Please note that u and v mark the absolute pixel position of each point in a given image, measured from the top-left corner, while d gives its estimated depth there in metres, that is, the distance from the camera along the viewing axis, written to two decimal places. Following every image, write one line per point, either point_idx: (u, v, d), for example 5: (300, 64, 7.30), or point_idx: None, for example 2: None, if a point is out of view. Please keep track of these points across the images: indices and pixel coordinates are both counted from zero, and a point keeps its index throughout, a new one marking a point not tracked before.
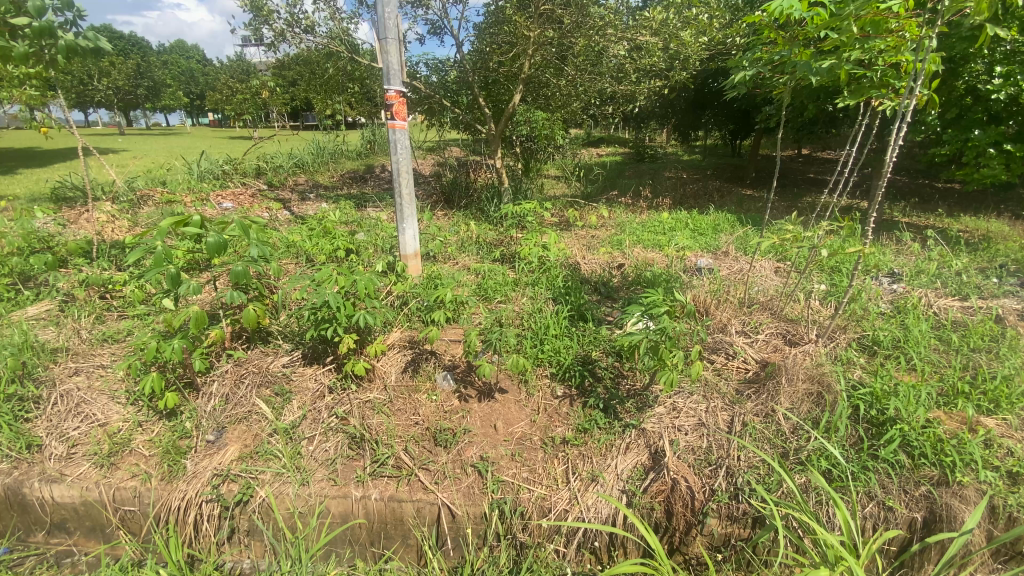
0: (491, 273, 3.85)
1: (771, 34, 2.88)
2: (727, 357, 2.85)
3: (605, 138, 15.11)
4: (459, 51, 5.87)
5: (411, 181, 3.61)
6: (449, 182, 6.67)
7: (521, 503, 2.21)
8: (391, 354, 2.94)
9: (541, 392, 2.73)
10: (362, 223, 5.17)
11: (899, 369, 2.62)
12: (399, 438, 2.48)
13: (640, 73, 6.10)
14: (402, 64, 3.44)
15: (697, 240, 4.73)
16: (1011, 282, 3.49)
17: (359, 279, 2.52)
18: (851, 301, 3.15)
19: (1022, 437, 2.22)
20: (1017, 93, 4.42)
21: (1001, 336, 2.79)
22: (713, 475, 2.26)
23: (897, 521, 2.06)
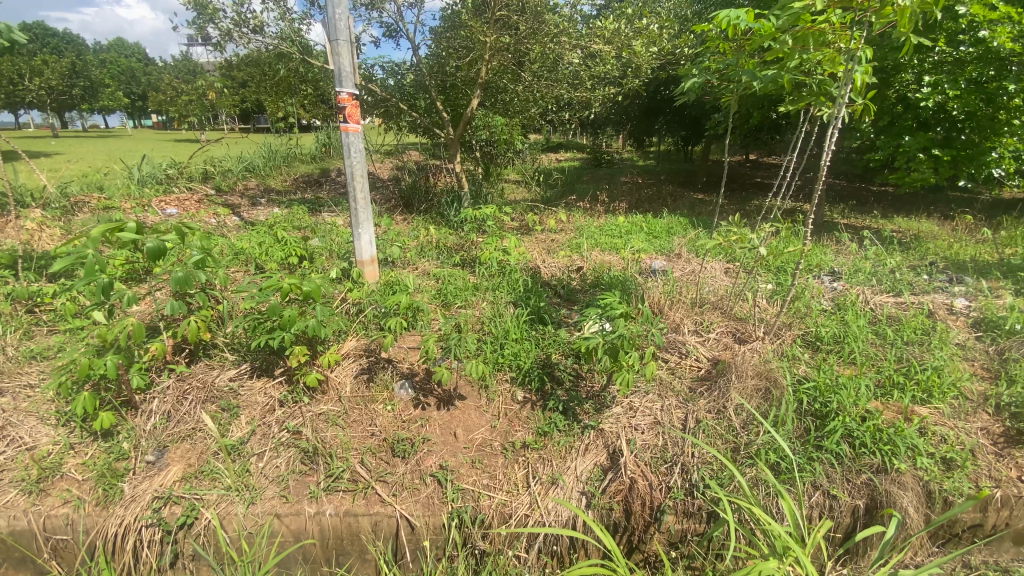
0: (451, 279, 3.81)
1: (717, 45, 2.99)
2: (681, 356, 2.93)
3: (564, 144, 15.36)
4: (415, 54, 5.81)
5: (366, 186, 3.53)
6: (408, 187, 6.59)
7: (481, 511, 2.18)
8: (345, 364, 2.85)
9: (501, 397, 2.71)
10: (316, 228, 5.02)
11: (840, 362, 2.76)
12: (355, 451, 2.41)
13: (595, 81, 6.23)
14: (355, 66, 3.37)
15: (652, 243, 4.84)
16: (939, 279, 3.74)
17: (309, 286, 2.43)
18: (796, 300, 3.30)
19: (953, 424, 2.39)
20: (943, 102, 4.77)
21: (931, 329, 2.98)
22: (669, 472, 2.30)
23: (841, 509, 2.16)
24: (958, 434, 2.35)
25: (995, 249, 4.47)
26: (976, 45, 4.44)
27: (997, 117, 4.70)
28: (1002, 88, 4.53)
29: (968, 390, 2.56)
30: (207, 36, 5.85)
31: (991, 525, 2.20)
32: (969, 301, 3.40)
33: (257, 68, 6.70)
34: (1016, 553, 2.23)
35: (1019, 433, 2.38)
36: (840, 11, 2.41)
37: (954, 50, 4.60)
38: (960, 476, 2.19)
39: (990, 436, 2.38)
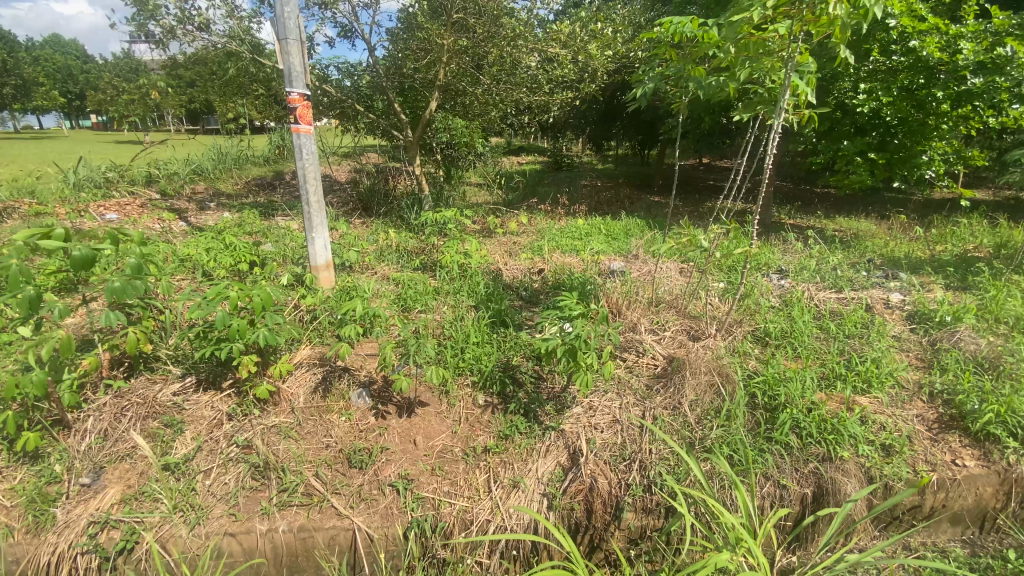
0: (411, 283, 3.74)
1: (668, 52, 3.06)
2: (638, 354, 2.98)
3: (525, 147, 15.48)
4: (371, 55, 5.71)
5: (320, 189, 3.42)
6: (367, 190, 6.45)
7: (442, 518, 2.15)
8: (299, 374, 2.74)
9: (463, 402, 2.67)
10: (268, 233, 4.84)
11: (788, 357, 2.88)
12: (310, 463, 2.32)
13: (554, 85, 6.30)
14: (306, 66, 3.26)
15: (611, 245, 4.92)
16: (877, 275, 3.97)
17: (256, 294, 2.32)
18: (746, 297, 3.42)
19: (891, 412, 2.53)
20: (878, 108, 5.04)
21: (870, 323, 3.15)
22: (628, 470, 2.33)
23: (791, 498, 2.24)
24: (896, 422, 2.49)
25: (925, 246, 4.78)
26: (906, 54, 4.77)
27: (927, 122, 4.95)
28: (931, 95, 4.81)
29: (904, 378, 2.72)
30: (149, 33, 5.56)
31: (929, 506, 2.31)
32: (904, 295, 3.62)
33: (204, 67, 6.41)
34: (951, 533, 2.35)
35: (949, 418, 2.55)
36: (780, 21, 2.53)
37: (887, 60, 4.93)
38: (899, 461, 2.31)
39: (925, 422, 2.53)
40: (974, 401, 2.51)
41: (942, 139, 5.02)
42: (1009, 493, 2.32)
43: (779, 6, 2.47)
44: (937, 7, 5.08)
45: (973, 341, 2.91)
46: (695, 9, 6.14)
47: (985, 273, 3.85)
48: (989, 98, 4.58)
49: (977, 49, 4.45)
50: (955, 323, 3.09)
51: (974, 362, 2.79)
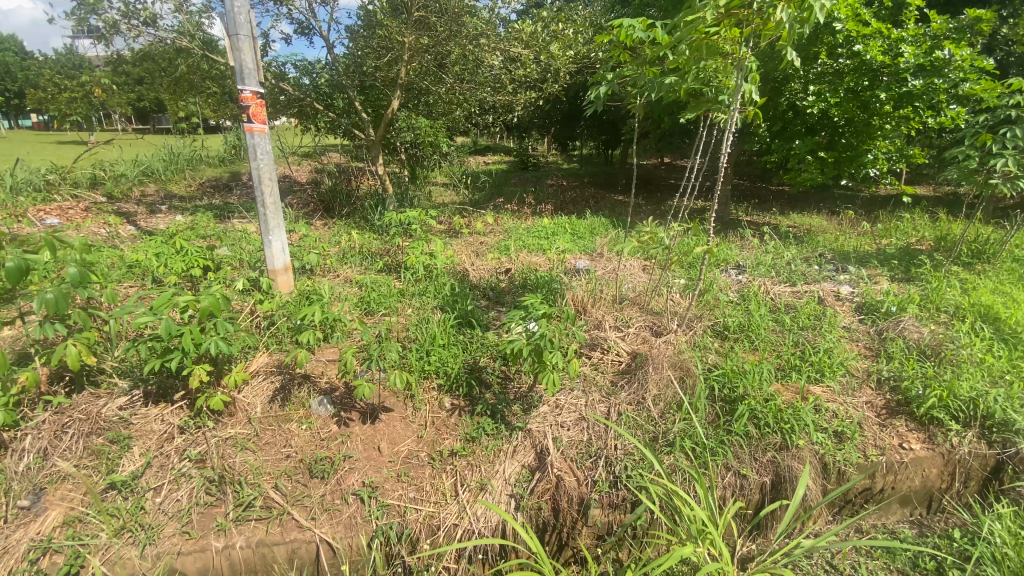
0: (374, 285, 3.66)
1: (624, 53, 3.10)
2: (603, 351, 3.01)
3: (492, 146, 15.49)
4: (330, 53, 5.57)
5: (275, 190, 3.31)
6: (328, 190, 6.29)
7: (408, 525, 2.11)
8: (256, 383, 2.64)
9: (429, 405, 2.63)
10: (224, 236, 4.66)
11: (745, 349, 2.96)
12: (268, 475, 2.24)
13: (516, 84, 6.30)
14: (259, 63, 3.15)
15: (576, 243, 4.97)
16: (828, 269, 4.14)
17: (206, 300, 2.21)
18: (706, 292, 3.50)
19: (842, 400, 2.64)
20: (826, 109, 5.25)
21: (822, 315, 3.28)
22: (594, 466, 2.35)
23: (751, 487, 2.30)
24: (847, 409, 2.59)
25: (872, 240, 5.01)
26: (852, 57, 4.99)
27: (871, 122, 5.19)
28: (875, 96, 5.05)
29: (854, 367, 2.85)
30: (90, 28, 5.26)
31: (880, 489, 2.41)
32: (853, 287, 3.78)
33: (151, 64, 6.10)
34: (901, 513, 2.45)
35: (896, 403, 2.67)
36: (729, 25, 2.60)
37: (834, 63, 5.14)
38: (851, 447, 2.41)
39: (874, 408, 2.65)
40: (919, 387, 2.64)
41: (884, 139, 5.28)
42: (952, 473, 2.45)
43: (729, 10, 2.54)
44: (879, 12, 5.37)
45: (916, 330, 3.07)
46: (653, 11, 6.27)
47: (926, 265, 4.06)
48: (928, 99, 4.90)
49: (917, 53, 4.79)
50: (899, 313, 3.25)
51: (918, 350, 2.94)
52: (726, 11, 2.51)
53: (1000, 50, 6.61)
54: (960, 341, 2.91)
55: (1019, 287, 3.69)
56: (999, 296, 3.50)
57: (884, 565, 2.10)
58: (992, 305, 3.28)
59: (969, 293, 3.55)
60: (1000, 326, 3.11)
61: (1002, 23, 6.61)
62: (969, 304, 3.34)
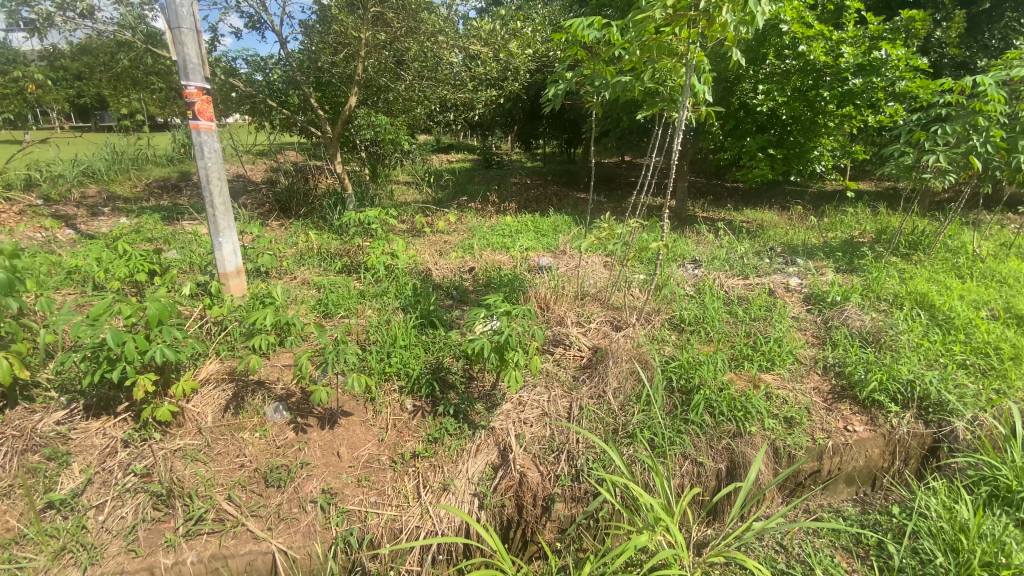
0: (333, 287, 3.57)
1: (579, 53, 3.13)
2: (565, 347, 3.04)
3: (455, 145, 15.38)
4: (282, 48, 5.39)
5: (225, 190, 3.18)
6: (284, 190, 6.09)
7: (369, 530, 2.08)
8: (206, 391, 2.53)
9: (390, 408, 2.58)
10: (172, 239, 4.45)
11: (701, 341, 3.05)
12: (221, 487, 2.15)
13: (477, 82, 6.26)
14: (204, 57, 3.00)
15: (540, 241, 5.00)
16: (779, 261, 4.31)
17: (150, 305, 2.10)
18: (664, 287, 3.58)
19: (791, 386, 2.76)
20: (775, 108, 5.45)
21: (773, 306, 3.41)
22: (556, 461, 2.38)
23: (707, 474, 2.37)
24: (796, 395, 2.71)
25: (819, 234, 5.24)
26: (797, 58, 5.18)
27: (817, 120, 5.42)
28: (820, 95, 5.28)
29: (802, 355, 2.98)
30: (20, 21, 4.91)
31: (827, 470, 2.52)
32: (801, 279, 3.94)
33: (90, 58, 5.76)
34: (847, 492, 2.57)
35: (841, 388, 2.81)
36: (679, 25, 2.65)
37: (781, 63, 5.33)
38: (800, 431, 2.51)
39: (821, 394, 2.77)
40: (861, 371, 2.78)
41: (829, 137, 5.52)
42: (893, 453, 2.58)
43: (678, 10, 2.59)
44: (822, 14, 5.62)
45: (858, 318, 3.24)
46: (610, 11, 6.36)
47: (868, 256, 4.28)
48: (868, 98, 5.15)
49: (856, 54, 5.04)
50: (844, 302, 3.42)
51: (860, 337, 3.10)
52: (674, 11, 2.56)
53: (934, 51, 7.02)
54: (898, 328, 3.08)
55: (951, 276, 3.94)
56: (934, 284, 3.73)
57: (830, 542, 2.21)
58: (926, 293, 3.48)
59: (907, 282, 3.76)
60: (934, 313, 3.31)
61: (935, 27, 7.02)
62: (907, 293, 3.55)
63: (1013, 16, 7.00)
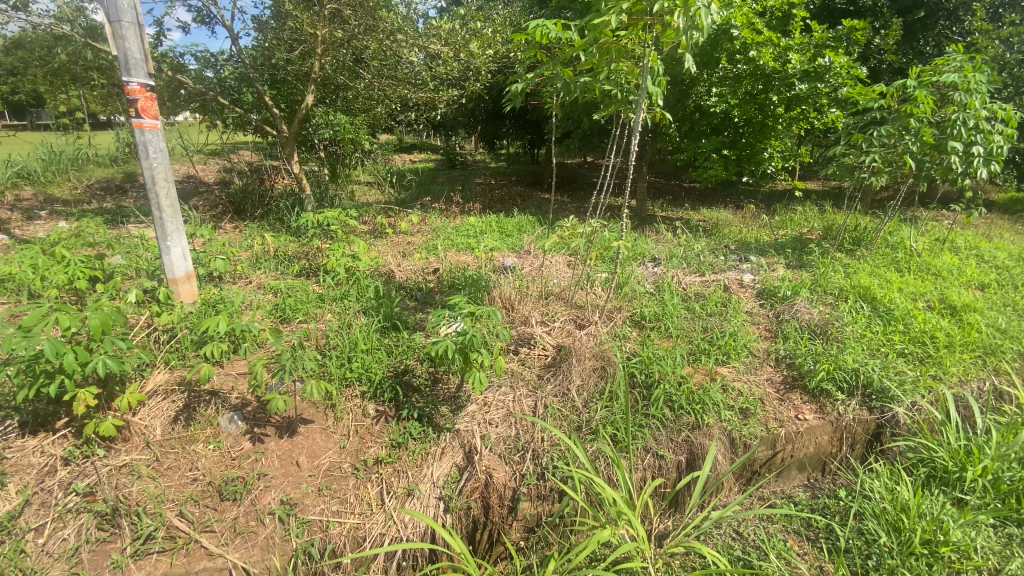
0: (290, 291, 3.47)
1: (538, 53, 3.15)
2: (529, 347, 3.06)
3: (418, 144, 15.25)
4: (234, 45, 5.20)
5: (173, 191, 3.05)
6: (238, 191, 5.87)
7: (331, 540, 2.03)
8: (153, 403, 2.40)
9: (351, 414, 2.53)
10: (116, 244, 4.21)
11: (661, 337, 3.13)
12: (172, 503, 2.06)
13: (438, 81, 6.20)
14: (148, 53, 2.86)
15: (504, 241, 5.01)
16: (734, 258, 4.47)
17: (90, 314, 1.97)
18: (625, 285, 3.66)
19: (745, 378, 2.87)
20: (727, 110, 5.63)
21: (727, 301, 3.54)
22: (521, 460, 2.39)
23: (668, 466, 2.44)
24: (750, 386, 2.82)
25: (771, 232, 5.47)
26: (748, 63, 5.38)
27: (767, 123, 5.65)
28: (769, 99, 5.50)
29: (756, 348, 3.11)
30: None
31: (780, 459, 2.62)
32: (754, 275, 4.10)
33: (23, 52, 5.39)
34: (799, 478, 2.68)
35: (792, 378, 2.94)
36: (635, 28, 2.73)
37: (733, 68, 5.53)
38: (754, 421, 2.61)
39: (774, 384, 2.90)
40: (810, 362, 2.92)
41: (777, 139, 5.75)
42: (840, 439, 2.71)
43: (635, 15, 2.66)
44: (771, 21, 5.86)
45: (807, 311, 3.39)
46: (570, 14, 6.44)
47: (815, 252, 4.50)
48: (813, 102, 5.41)
49: (802, 60, 5.28)
50: (793, 296, 3.58)
51: (809, 329, 3.25)
52: (630, 16, 2.63)
53: (873, 58, 7.42)
54: (843, 320, 3.26)
55: (891, 269, 4.19)
56: (875, 278, 3.95)
57: (782, 527, 2.31)
58: (868, 286, 3.69)
59: (851, 276, 3.97)
60: (876, 304, 3.51)
61: (873, 35, 7.45)
62: (851, 287, 3.74)
63: (945, 24, 7.52)
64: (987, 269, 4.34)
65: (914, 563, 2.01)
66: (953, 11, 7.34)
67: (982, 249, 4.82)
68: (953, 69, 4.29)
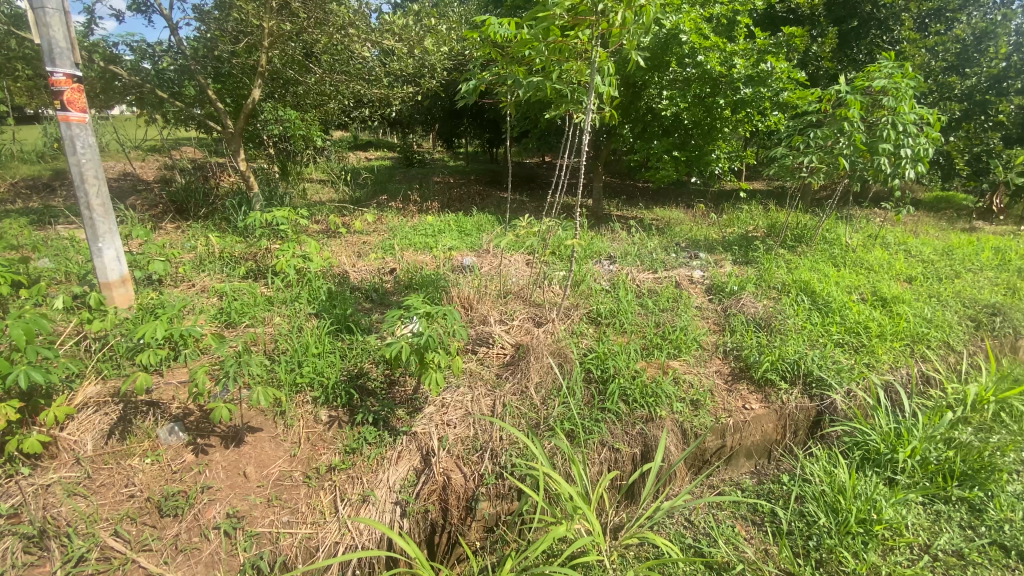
0: (236, 294, 3.31)
1: (490, 51, 3.15)
2: (488, 346, 3.06)
3: (374, 142, 14.96)
4: (173, 35, 4.93)
5: (104, 190, 2.85)
6: (181, 189, 5.56)
7: (282, 552, 1.96)
8: (83, 417, 2.25)
9: (303, 420, 2.45)
10: (42, 247, 3.91)
11: (616, 333, 3.20)
12: (106, 522, 1.93)
13: (392, 77, 6.08)
14: (74, 41, 2.66)
15: (463, 241, 4.98)
16: (686, 256, 4.61)
17: (11, 322, 1.82)
18: (582, 282, 3.71)
19: (695, 371, 2.97)
20: (678, 112, 5.79)
21: (679, 297, 3.65)
22: (479, 460, 2.38)
23: (623, 459, 2.50)
24: (700, 378, 2.92)
25: (719, 229, 5.68)
26: (696, 67, 5.55)
27: (715, 125, 5.86)
28: (717, 102, 5.70)
29: (705, 342, 3.22)
30: None
31: (729, 448, 2.72)
32: (704, 271, 4.25)
33: None
34: (746, 466, 2.80)
35: (739, 369, 3.06)
36: (583, 28, 2.76)
37: (683, 71, 5.67)
38: (704, 412, 2.70)
39: (722, 376, 3.01)
40: (755, 354, 3.05)
41: (724, 141, 5.98)
42: (784, 426, 2.84)
43: (581, 14, 2.69)
44: (716, 28, 6.10)
45: (752, 305, 3.54)
46: (525, 13, 6.46)
47: (760, 249, 4.71)
48: (757, 105, 5.64)
49: (746, 65, 5.50)
50: (740, 292, 3.73)
51: (754, 322, 3.40)
52: (578, 15, 2.66)
53: (812, 64, 7.81)
54: (785, 313, 3.42)
55: (828, 264, 4.44)
56: (815, 273, 4.17)
57: (731, 513, 2.40)
58: (808, 281, 3.89)
59: (793, 271, 4.18)
60: (815, 297, 3.70)
61: (811, 42, 7.87)
62: (793, 281, 3.94)
63: (876, 34, 7.96)
64: (914, 263, 4.66)
65: (851, 541, 2.15)
66: (884, 21, 7.83)
67: (909, 245, 5.18)
68: (883, 76, 4.56)
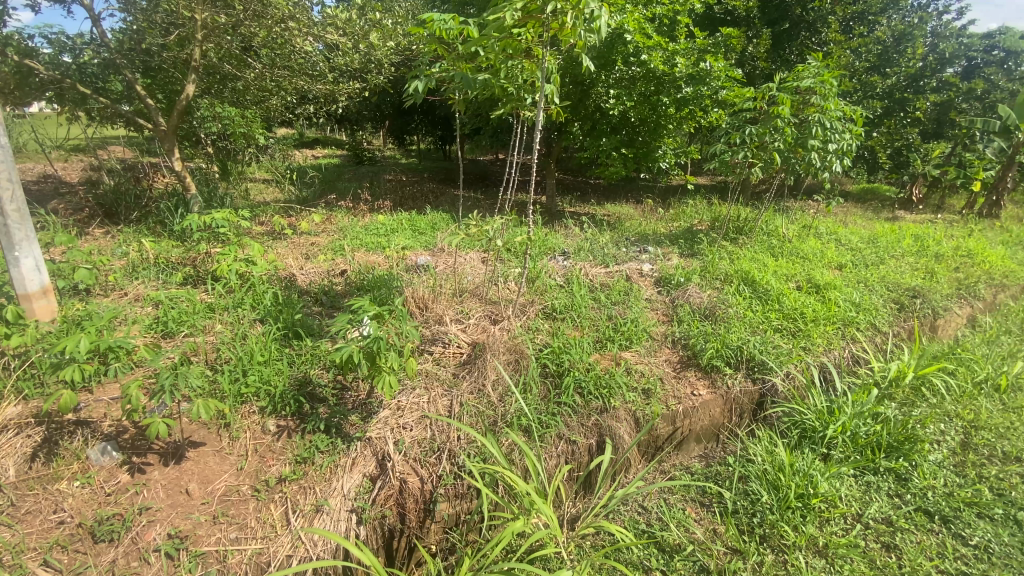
0: (174, 302, 3.14)
1: (438, 47, 3.11)
2: (443, 346, 3.03)
3: (322, 139, 14.47)
4: (95, 27, 4.57)
5: (19, 195, 2.61)
6: (109, 191, 5.19)
7: (231, 569, 1.89)
8: (2, 441, 2.08)
9: (250, 432, 2.35)
10: None
11: (570, 327, 3.26)
12: (33, 552, 1.80)
13: (337, 73, 5.91)
14: None
15: (416, 240, 4.92)
16: (635, 250, 4.75)
17: None
18: (536, 279, 3.74)
19: (645, 360, 3.07)
20: (624, 110, 5.91)
21: (629, 290, 3.75)
22: (437, 461, 2.37)
23: (579, 450, 2.55)
24: (650, 367, 3.02)
25: (667, 223, 5.88)
26: (641, 66, 5.69)
27: (660, 122, 6.04)
28: (661, 100, 5.87)
29: (655, 332, 3.33)
30: None
31: (678, 433, 2.83)
32: (653, 264, 4.38)
33: None
34: (695, 450, 2.92)
35: (688, 357, 3.19)
36: (532, 27, 2.77)
37: (628, 70, 5.78)
38: (655, 400, 2.80)
39: (671, 364, 3.13)
40: (701, 342, 3.19)
41: (669, 137, 6.17)
42: (731, 410, 2.97)
43: (532, 13, 2.71)
44: (659, 28, 6.28)
45: (698, 296, 3.69)
46: (473, 9, 6.41)
47: (704, 242, 4.90)
48: (699, 103, 5.85)
49: (687, 64, 5.69)
50: (686, 283, 3.88)
51: (700, 312, 3.55)
52: (528, 14, 2.68)
53: (749, 64, 8.20)
54: (728, 302, 3.59)
55: (767, 254, 4.68)
56: (755, 263, 4.39)
57: (682, 496, 2.50)
58: (749, 271, 4.08)
59: (734, 262, 4.38)
60: (755, 287, 3.89)
61: (747, 43, 8.25)
62: (735, 272, 4.12)
63: (806, 35, 8.37)
64: (844, 251, 4.99)
65: (791, 515, 2.29)
66: (812, 23, 8.24)
67: (839, 235, 5.53)
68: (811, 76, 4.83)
